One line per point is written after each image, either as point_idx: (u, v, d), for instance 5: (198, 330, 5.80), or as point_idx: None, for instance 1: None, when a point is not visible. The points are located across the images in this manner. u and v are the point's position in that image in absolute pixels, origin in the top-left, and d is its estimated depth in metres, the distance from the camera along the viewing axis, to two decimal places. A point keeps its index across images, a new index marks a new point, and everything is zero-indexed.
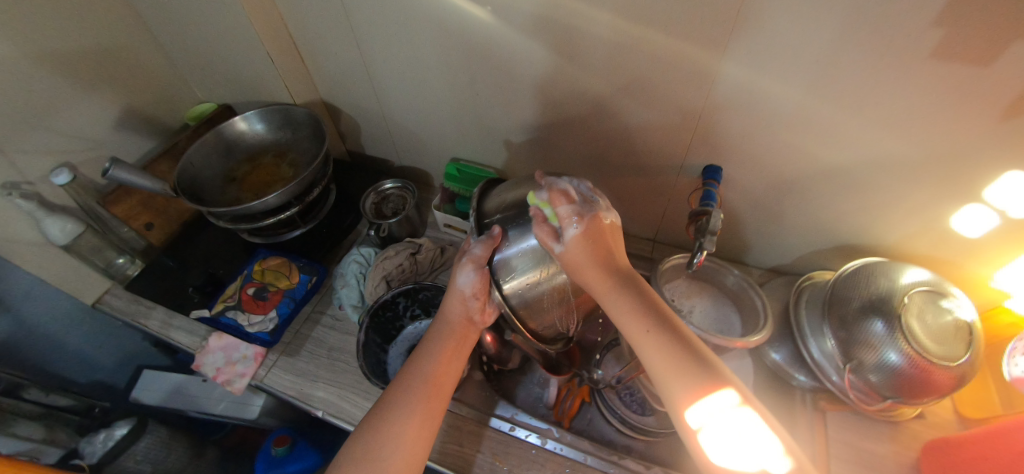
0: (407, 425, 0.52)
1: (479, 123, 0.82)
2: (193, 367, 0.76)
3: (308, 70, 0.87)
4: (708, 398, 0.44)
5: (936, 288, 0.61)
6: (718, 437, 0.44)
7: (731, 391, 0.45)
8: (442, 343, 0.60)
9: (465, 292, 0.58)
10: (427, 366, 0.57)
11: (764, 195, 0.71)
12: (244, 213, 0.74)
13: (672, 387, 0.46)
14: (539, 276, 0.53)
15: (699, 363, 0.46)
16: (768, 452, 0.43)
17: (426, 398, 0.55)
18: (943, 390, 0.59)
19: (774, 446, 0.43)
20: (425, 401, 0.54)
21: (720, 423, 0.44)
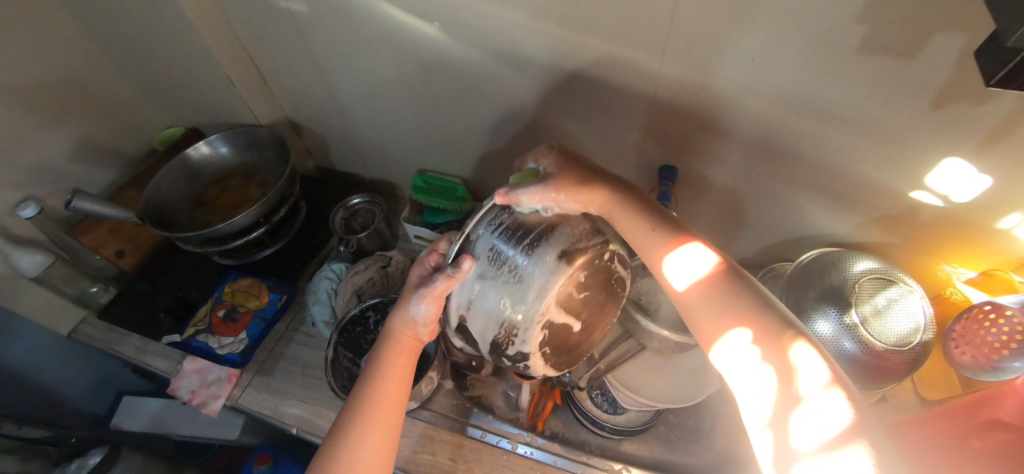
0: (364, 453, 0.47)
1: (440, 134, 0.83)
2: (169, 391, 0.76)
3: (271, 91, 0.89)
4: (727, 336, 0.41)
5: (886, 275, 0.62)
6: (735, 373, 0.40)
7: (745, 329, 0.40)
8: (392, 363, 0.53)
9: (418, 320, 0.52)
10: (380, 386, 0.51)
11: (719, 192, 0.72)
12: (211, 237, 0.74)
13: (699, 323, 0.44)
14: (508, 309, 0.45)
15: (738, 294, 0.42)
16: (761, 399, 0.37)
17: (376, 426, 0.49)
18: (897, 374, 0.60)
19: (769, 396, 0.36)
20: (376, 433, 0.48)
21: (738, 356, 0.40)
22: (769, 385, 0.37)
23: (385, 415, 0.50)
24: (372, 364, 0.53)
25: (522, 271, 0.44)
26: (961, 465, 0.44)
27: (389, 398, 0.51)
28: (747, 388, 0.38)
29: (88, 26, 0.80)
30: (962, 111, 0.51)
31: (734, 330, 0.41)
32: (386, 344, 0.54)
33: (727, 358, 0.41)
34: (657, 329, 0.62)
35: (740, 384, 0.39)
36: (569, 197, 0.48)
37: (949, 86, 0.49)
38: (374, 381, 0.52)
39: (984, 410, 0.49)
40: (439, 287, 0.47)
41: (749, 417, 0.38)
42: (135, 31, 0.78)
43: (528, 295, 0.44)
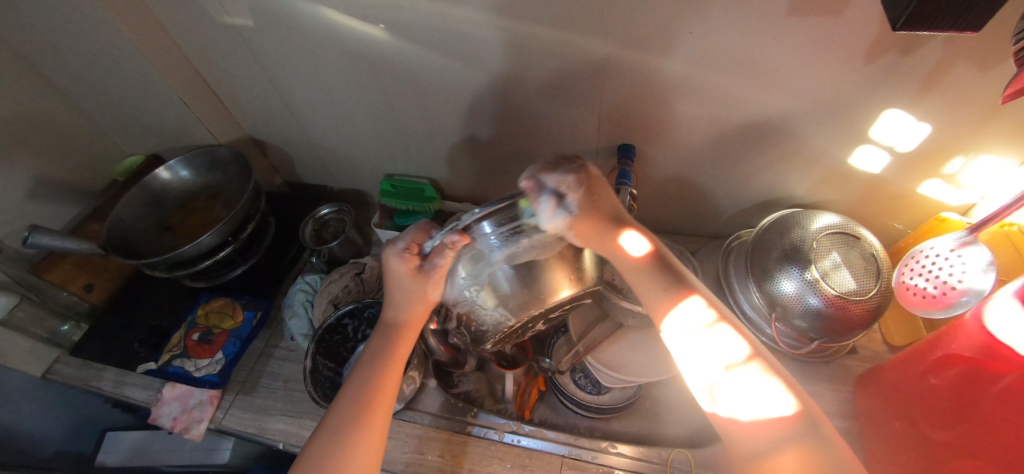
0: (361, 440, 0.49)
1: (402, 136, 0.83)
2: (150, 420, 0.75)
3: (229, 109, 0.88)
4: (681, 306, 0.48)
5: (844, 229, 0.64)
6: (687, 347, 0.46)
7: (697, 297, 0.48)
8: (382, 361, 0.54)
9: (431, 296, 0.55)
10: (369, 372, 0.53)
11: (678, 166, 0.74)
12: (178, 259, 0.73)
13: (652, 302, 0.50)
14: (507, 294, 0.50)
15: (670, 278, 0.50)
16: (725, 351, 0.44)
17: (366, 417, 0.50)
18: (862, 323, 0.62)
19: (733, 347, 0.44)
20: (372, 419, 0.50)
21: (690, 331, 0.46)
22: (723, 347, 0.44)
23: (378, 409, 0.51)
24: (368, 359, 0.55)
25: (483, 309, 0.52)
26: (945, 411, 0.48)
27: (387, 385, 0.53)
28: (703, 355, 0.44)
29: (33, 62, 0.79)
30: (895, 63, 0.53)
31: (677, 310, 0.48)
32: (390, 333, 0.57)
33: (674, 336, 0.47)
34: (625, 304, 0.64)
35: (695, 355, 0.45)
36: (576, 236, 0.50)
37: (878, 39, 0.51)
38: (371, 377, 0.53)
39: (939, 345, 0.50)
40: (434, 276, 0.53)
41: (700, 369, 0.44)
42: (80, 61, 0.76)
43: (488, 327, 0.53)
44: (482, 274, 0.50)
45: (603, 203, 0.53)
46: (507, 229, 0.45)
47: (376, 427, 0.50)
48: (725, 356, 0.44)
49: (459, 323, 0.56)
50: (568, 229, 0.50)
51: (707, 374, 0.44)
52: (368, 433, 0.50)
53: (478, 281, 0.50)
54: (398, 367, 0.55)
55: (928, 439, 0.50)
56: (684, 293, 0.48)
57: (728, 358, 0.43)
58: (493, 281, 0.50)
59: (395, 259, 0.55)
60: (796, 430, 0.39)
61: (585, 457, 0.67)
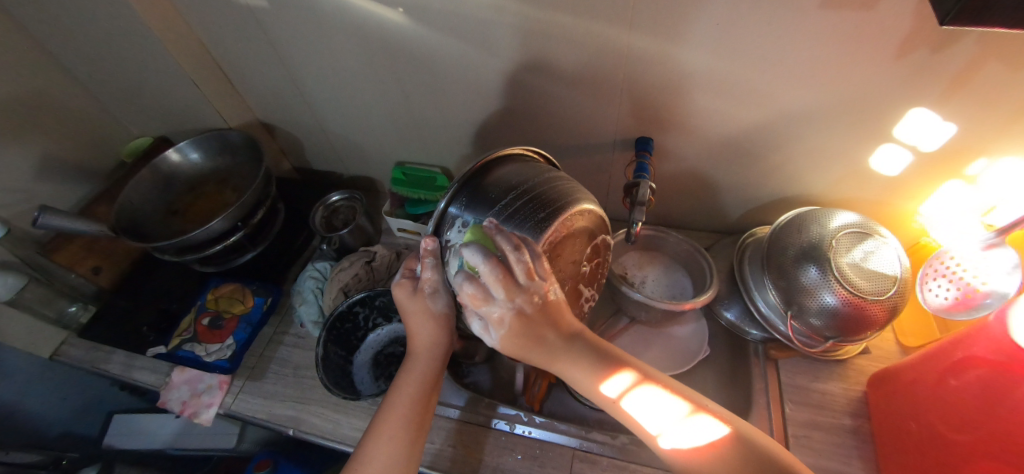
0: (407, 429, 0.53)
1: (415, 123, 0.82)
2: (160, 404, 0.75)
3: (240, 93, 0.87)
4: (608, 380, 0.45)
5: (863, 228, 0.63)
6: (636, 415, 0.45)
7: (627, 369, 0.45)
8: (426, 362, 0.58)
9: (436, 306, 0.56)
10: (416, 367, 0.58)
11: (696, 160, 0.73)
12: (188, 244, 0.73)
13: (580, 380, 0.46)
14: None
15: (597, 352, 0.46)
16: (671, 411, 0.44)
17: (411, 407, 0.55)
18: (878, 323, 0.62)
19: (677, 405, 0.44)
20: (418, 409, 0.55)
21: (626, 402, 0.45)
22: (667, 408, 0.44)
23: (413, 430, 0.53)
24: (390, 403, 0.55)
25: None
26: (963, 413, 0.48)
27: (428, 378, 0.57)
28: (652, 422, 0.44)
29: (43, 41, 0.78)
30: (925, 59, 0.52)
31: (609, 385, 0.45)
32: (413, 374, 0.57)
33: (620, 405, 0.45)
34: (641, 298, 0.64)
35: (644, 420, 0.44)
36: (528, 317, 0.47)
37: (910, 35, 0.50)
38: (402, 402, 0.55)
39: (960, 345, 0.49)
40: (428, 289, 0.55)
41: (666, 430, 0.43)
42: (91, 41, 0.75)
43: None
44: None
45: (552, 326, 0.46)
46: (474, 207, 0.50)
47: (412, 461, 0.52)
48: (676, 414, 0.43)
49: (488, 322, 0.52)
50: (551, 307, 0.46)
51: (675, 436, 0.43)
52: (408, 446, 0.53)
53: None
54: (433, 381, 0.57)
55: (946, 441, 0.50)
56: (611, 369, 0.45)
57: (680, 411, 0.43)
58: None
59: (396, 291, 0.58)
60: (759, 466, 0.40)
61: (596, 450, 0.67)
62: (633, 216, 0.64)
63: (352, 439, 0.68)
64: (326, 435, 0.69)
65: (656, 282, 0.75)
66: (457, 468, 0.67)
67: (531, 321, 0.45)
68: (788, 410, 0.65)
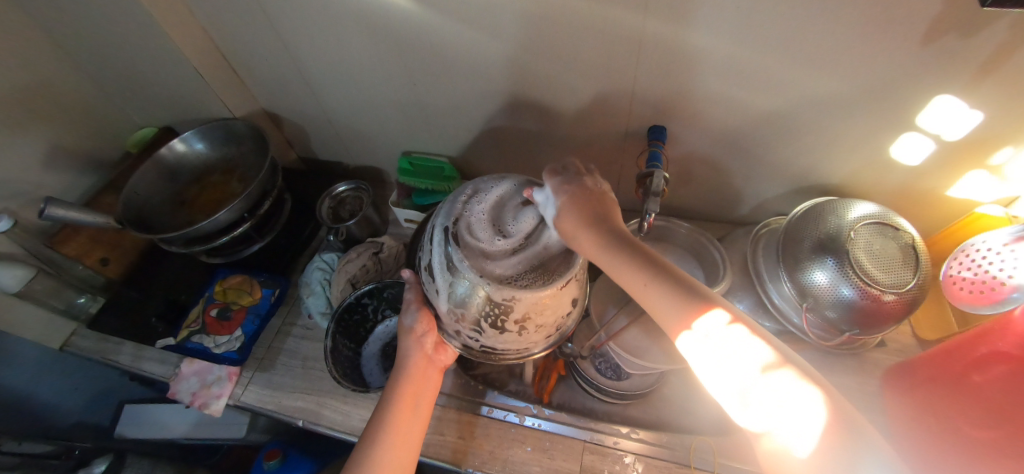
0: (394, 434, 0.53)
1: (423, 112, 0.80)
2: (169, 395, 0.75)
3: (244, 81, 0.85)
4: (701, 318, 0.39)
5: (882, 219, 0.62)
6: (706, 357, 0.38)
7: (721, 310, 0.39)
8: (407, 373, 0.57)
9: (416, 328, 0.57)
10: (403, 371, 0.57)
11: (709, 150, 0.72)
12: (193, 235, 0.72)
13: (663, 318, 0.40)
14: (445, 255, 0.45)
15: (690, 289, 0.40)
16: (749, 358, 0.36)
17: (399, 411, 0.55)
18: (895, 316, 0.60)
19: (761, 354, 0.36)
20: (403, 410, 0.55)
21: (703, 345, 0.38)
22: (750, 353, 0.37)
23: (402, 432, 0.54)
24: (379, 414, 0.55)
25: (438, 274, 0.46)
26: (980, 408, 0.47)
27: (421, 382, 0.57)
28: (723, 368, 0.37)
29: (43, 29, 0.76)
30: (953, 45, 0.50)
31: (698, 322, 0.38)
32: (401, 385, 0.57)
33: (692, 341, 0.39)
34: None
35: (717, 367, 0.37)
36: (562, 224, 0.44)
37: (939, 20, 0.48)
38: (393, 403, 0.55)
39: (983, 341, 0.49)
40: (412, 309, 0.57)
41: (729, 381, 0.36)
42: (91, 29, 0.74)
43: (463, 273, 0.43)
44: (427, 278, 0.49)
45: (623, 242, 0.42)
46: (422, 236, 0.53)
47: (402, 464, 0.53)
48: (753, 363, 0.36)
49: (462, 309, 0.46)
50: (599, 197, 0.45)
51: (738, 392, 0.36)
52: (397, 453, 0.53)
53: (432, 287, 0.49)
54: (421, 386, 0.57)
55: (964, 436, 0.48)
56: (702, 305, 0.39)
57: (762, 361, 0.36)
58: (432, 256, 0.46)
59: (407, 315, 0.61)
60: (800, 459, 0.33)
61: (606, 442, 0.66)
62: (646, 207, 0.61)
63: (361, 430, 0.68)
64: (335, 426, 0.69)
65: None
66: (466, 459, 0.66)
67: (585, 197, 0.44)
68: None
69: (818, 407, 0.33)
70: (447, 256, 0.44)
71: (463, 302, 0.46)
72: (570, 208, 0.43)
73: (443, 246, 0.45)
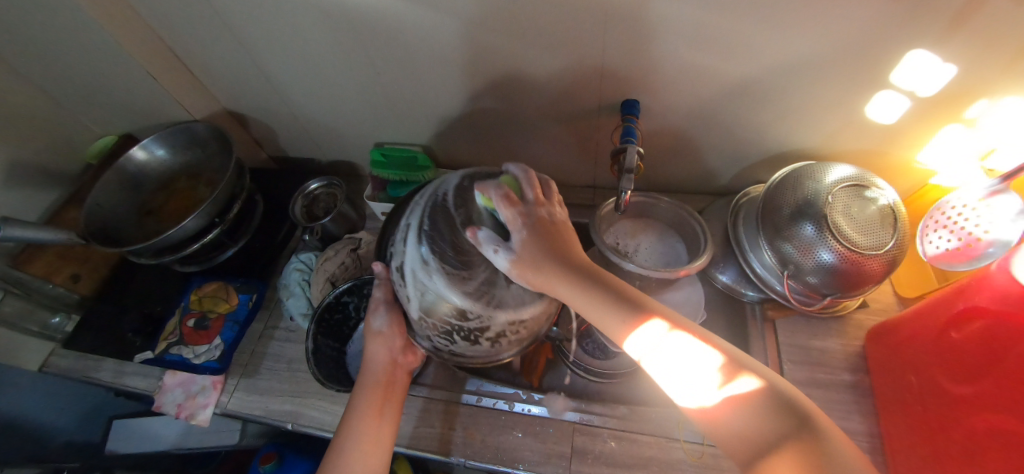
0: (365, 438, 0.55)
1: (390, 101, 0.78)
2: (155, 408, 0.74)
3: (201, 81, 0.82)
4: (640, 330, 0.42)
5: (859, 181, 0.61)
6: (665, 369, 0.41)
7: (658, 320, 0.42)
8: (375, 379, 0.59)
9: (385, 333, 0.58)
10: (371, 375, 0.59)
11: (684, 121, 0.70)
12: (161, 245, 0.70)
13: (609, 332, 0.43)
14: (432, 266, 0.45)
15: (624, 301, 0.43)
16: (695, 361, 0.40)
17: (369, 415, 0.57)
18: (875, 278, 0.60)
19: (704, 356, 0.41)
20: (372, 413, 0.57)
21: (654, 353, 0.42)
22: (702, 361, 0.40)
23: (373, 436, 0.56)
24: (348, 421, 0.56)
25: (421, 280, 0.46)
26: (964, 365, 0.47)
27: (389, 385, 0.60)
28: (678, 371, 0.40)
29: None
30: None
31: (640, 332, 0.42)
32: (368, 390, 0.58)
33: (644, 349, 0.42)
34: (636, 269, 0.63)
35: (674, 374, 0.41)
36: (523, 272, 0.44)
37: None
38: (361, 409, 0.57)
39: (962, 296, 0.48)
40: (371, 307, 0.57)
41: (687, 386, 0.40)
42: (27, 37, 0.69)
43: (437, 281, 0.45)
44: (403, 279, 0.48)
45: (563, 256, 0.45)
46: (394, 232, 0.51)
47: (376, 467, 0.55)
48: (701, 366, 0.40)
49: (428, 314, 0.48)
50: (556, 230, 0.47)
51: (695, 392, 0.40)
52: (370, 457, 0.55)
53: (407, 291, 0.48)
54: (388, 389, 0.60)
55: (950, 394, 0.48)
56: (642, 316, 0.42)
57: (706, 364, 0.40)
58: (417, 264, 0.46)
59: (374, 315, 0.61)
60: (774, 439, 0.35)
61: (595, 422, 0.66)
62: (621, 185, 0.62)
63: None
64: (325, 427, 0.68)
65: (651, 249, 0.74)
66: (458, 449, 0.66)
67: (543, 233, 0.45)
68: (787, 369, 0.65)
69: (754, 391, 0.38)
70: (423, 260, 0.45)
71: (439, 313, 0.47)
72: (530, 246, 0.44)
73: (430, 259, 0.45)
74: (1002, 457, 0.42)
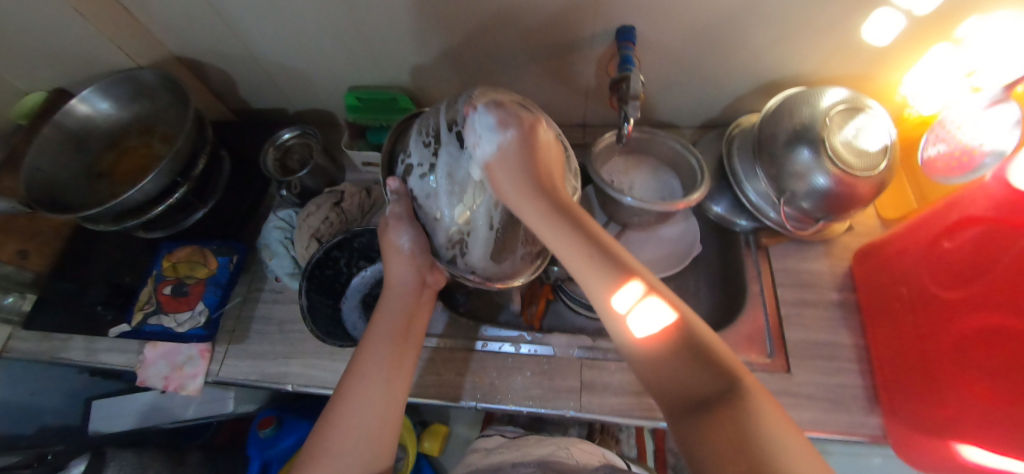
0: (390, 361, 0.53)
1: (363, 39, 0.70)
2: (139, 383, 0.70)
3: (140, 22, 0.71)
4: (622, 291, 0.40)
5: (853, 103, 0.61)
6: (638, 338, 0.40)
7: (635, 282, 0.40)
8: (400, 300, 0.58)
9: (409, 250, 0.55)
10: (398, 296, 0.58)
11: (681, 49, 0.67)
12: (119, 208, 0.63)
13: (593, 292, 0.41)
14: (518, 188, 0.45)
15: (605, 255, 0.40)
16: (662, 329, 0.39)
17: (393, 341, 0.55)
18: (866, 199, 0.62)
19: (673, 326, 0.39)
20: (394, 338, 0.55)
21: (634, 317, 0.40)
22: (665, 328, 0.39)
23: (399, 361, 0.54)
24: (370, 342, 0.54)
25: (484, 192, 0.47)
26: (951, 270, 0.50)
27: (417, 310, 0.58)
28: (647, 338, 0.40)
29: None
30: None
31: (620, 296, 0.40)
32: (393, 311, 0.57)
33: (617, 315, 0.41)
34: (637, 203, 0.63)
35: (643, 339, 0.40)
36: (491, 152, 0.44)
37: None
38: (385, 333, 0.55)
39: (954, 208, 0.50)
40: (390, 221, 0.52)
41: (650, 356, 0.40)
42: None
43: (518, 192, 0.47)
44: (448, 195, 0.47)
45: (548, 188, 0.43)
46: (425, 146, 0.47)
47: (399, 396, 0.53)
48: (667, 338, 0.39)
49: (473, 202, 0.47)
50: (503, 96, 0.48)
51: (664, 367, 0.39)
52: (394, 381, 0.53)
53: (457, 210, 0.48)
54: (414, 317, 0.58)
55: (937, 298, 0.52)
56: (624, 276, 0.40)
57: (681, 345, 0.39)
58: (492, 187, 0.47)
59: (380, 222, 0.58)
60: (706, 428, 0.36)
61: (603, 357, 0.67)
62: (626, 114, 0.59)
63: None
64: (327, 385, 0.66)
65: (646, 185, 0.73)
66: (468, 394, 0.66)
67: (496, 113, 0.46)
68: (781, 292, 0.67)
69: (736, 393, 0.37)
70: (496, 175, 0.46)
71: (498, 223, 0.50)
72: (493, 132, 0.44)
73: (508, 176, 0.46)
74: (992, 355, 0.45)
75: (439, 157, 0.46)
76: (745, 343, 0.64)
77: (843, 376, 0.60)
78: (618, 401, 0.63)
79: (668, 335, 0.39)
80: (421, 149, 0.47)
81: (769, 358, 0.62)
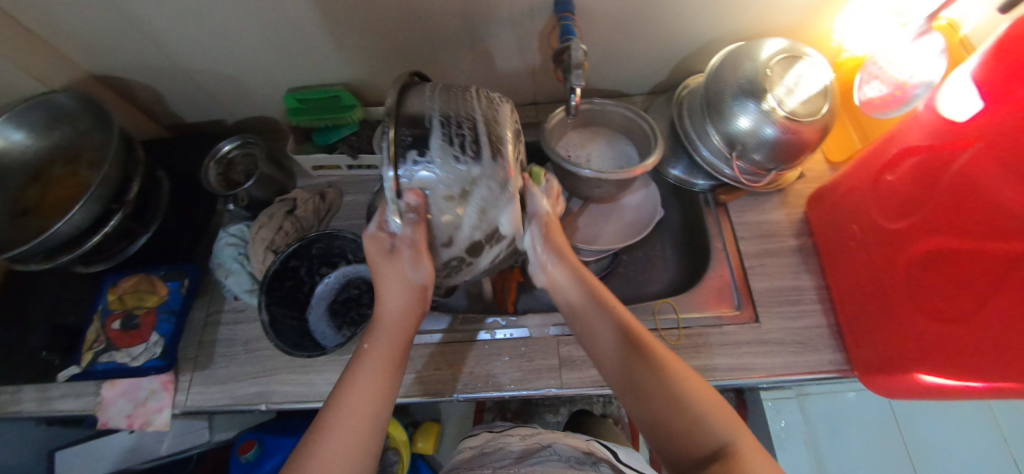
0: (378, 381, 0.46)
1: (293, 36, 0.67)
2: (99, 426, 0.66)
3: (46, 41, 0.66)
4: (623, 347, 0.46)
5: (792, 52, 0.62)
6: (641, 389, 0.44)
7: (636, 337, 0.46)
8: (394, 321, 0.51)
9: (412, 272, 0.50)
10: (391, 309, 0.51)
11: (621, 15, 0.66)
12: (47, 243, 0.58)
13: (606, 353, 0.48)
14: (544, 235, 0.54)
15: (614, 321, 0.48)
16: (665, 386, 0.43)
17: (382, 359, 0.48)
18: (813, 145, 0.63)
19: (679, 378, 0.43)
20: (384, 357, 0.48)
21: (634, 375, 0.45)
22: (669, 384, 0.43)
23: (387, 383, 0.47)
24: (358, 361, 0.48)
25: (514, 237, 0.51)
26: (897, 202, 0.52)
27: (409, 326, 0.51)
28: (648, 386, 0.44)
29: None
30: None
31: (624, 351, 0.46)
32: (386, 328, 0.50)
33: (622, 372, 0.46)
34: (593, 174, 0.63)
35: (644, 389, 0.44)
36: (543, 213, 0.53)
37: None
38: (375, 350, 0.49)
39: (894, 142, 0.52)
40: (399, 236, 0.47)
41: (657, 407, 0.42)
42: None
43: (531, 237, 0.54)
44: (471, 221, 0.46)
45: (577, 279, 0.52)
46: (457, 150, 0.43)
47: (382, 419, 0.45)
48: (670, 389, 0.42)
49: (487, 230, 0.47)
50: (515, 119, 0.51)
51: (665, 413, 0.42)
52: (379, 402, 0.45)
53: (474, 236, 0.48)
54: (406, 335, 0.51)
55: (887, 230, 0.53)
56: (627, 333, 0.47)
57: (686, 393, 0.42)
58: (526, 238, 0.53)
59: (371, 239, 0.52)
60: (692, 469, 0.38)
61: None
62: (571, 84, 0.59)
63: None
64: (302, 399, 0.64)
65: (603, 156, 0.73)
66: (449, 387, 0.65)
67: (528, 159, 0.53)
68: (743, 245, 0.68)
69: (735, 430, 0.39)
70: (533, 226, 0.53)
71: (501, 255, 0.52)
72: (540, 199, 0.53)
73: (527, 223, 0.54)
74: (958, 273, 0.46)
75: (471, 172, 0.43)
76: (714, 299, 0.65)
77: (808, 317, 0.62)
78: (599, 372, 0.64)
79: (664, 384, 0.42)
80: (448, 159, 0.43)
81: (738, 310, 0.63)
